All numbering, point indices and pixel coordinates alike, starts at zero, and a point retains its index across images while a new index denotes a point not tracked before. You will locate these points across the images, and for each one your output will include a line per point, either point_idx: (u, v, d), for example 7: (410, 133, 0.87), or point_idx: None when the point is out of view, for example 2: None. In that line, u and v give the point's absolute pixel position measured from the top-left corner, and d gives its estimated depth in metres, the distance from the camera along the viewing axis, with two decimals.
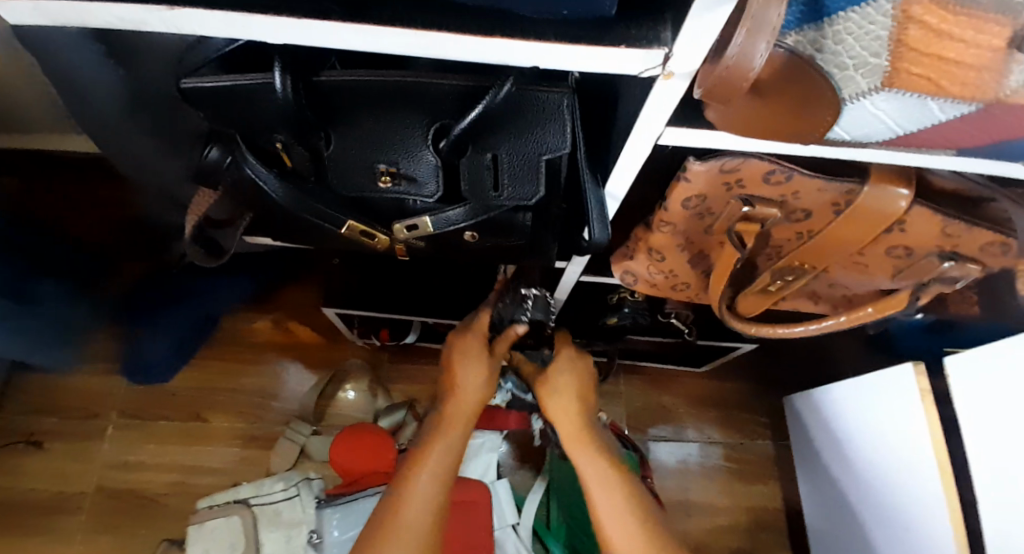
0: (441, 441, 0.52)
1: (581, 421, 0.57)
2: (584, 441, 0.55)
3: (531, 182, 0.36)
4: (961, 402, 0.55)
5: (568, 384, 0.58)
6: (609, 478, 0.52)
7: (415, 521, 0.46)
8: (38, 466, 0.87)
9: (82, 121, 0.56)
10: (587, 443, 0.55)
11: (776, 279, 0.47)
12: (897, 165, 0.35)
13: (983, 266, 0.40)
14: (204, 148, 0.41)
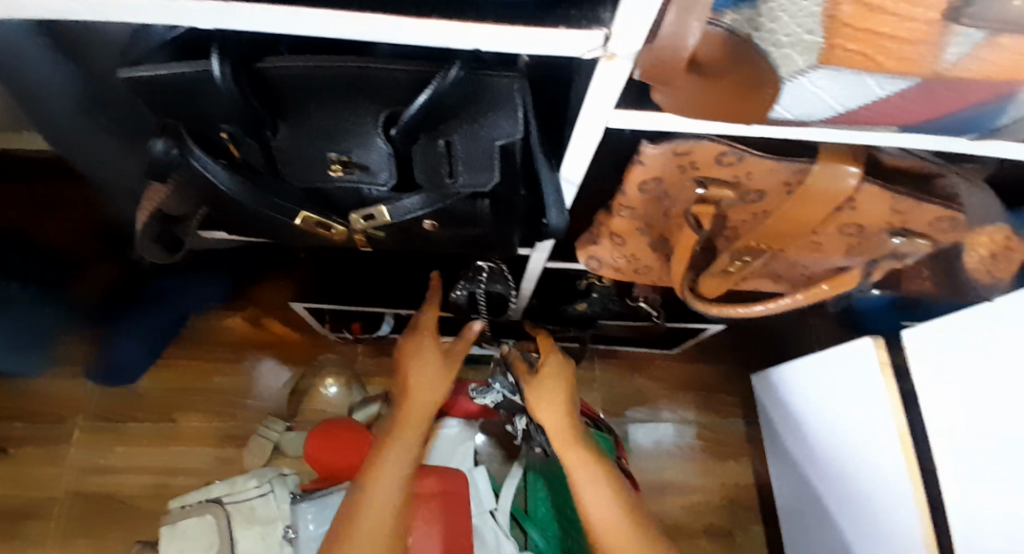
0: (400, 440, 0.52)
1: (569, 423, 0.57)
2: (572, 439, 0.55)
3: (486, 168, 0.35)
4: (919, 373, 0.56)
5: (555, 387, 0.59)
6: (596, 474, 0.52)
7: (376, 521, 0.46)
8: (3, 473, 0.84)
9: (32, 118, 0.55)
10: (574, 442, 0.55)
11: (735, 260, 0.48)
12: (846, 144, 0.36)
13: (932, 242, 0.41)
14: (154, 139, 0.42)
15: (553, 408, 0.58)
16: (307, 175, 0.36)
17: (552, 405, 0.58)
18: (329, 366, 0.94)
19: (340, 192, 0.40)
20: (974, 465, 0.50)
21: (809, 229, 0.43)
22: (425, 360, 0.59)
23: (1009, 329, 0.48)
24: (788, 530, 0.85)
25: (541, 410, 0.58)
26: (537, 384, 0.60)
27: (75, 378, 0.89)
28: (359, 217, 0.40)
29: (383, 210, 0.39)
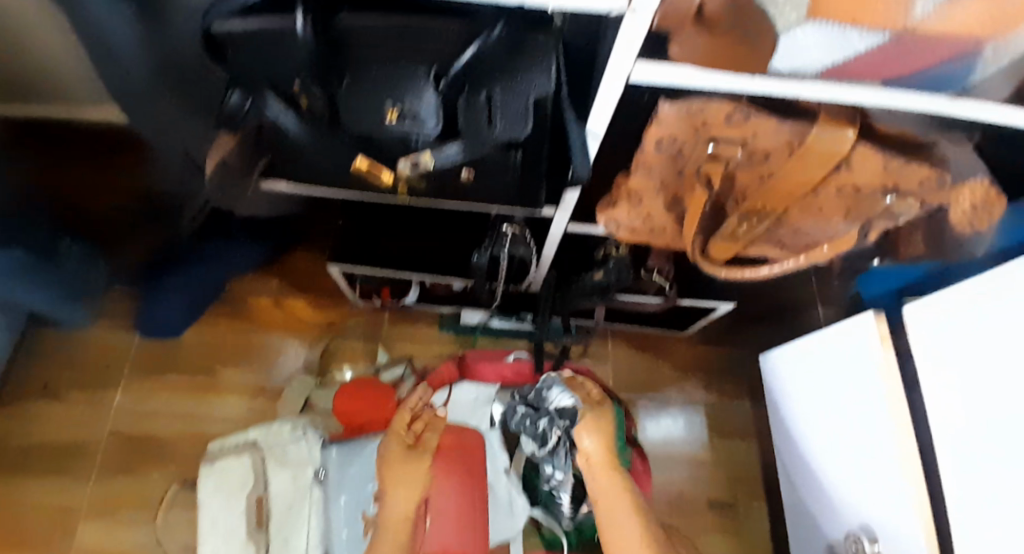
0: None
1: (618, 476, 0.57)
2: (623, 497, 0.56)
3: (522, 119, 0.40)
4: (919, 349, 0.63)
5: (606, 432, 0.60)
6: (646, 540, 0.53)
7: None
8: (57, 414, 0.92)
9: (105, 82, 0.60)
10: (627, 501, 0.56)
11: (743, 223, 0.52)
12: (843, 108, 0.40)
13: (923, 199, 0.45)
14: (227, 92, 0.47)
15: (598, 462, 0.58)
16: (365, 121, 0.42)
17: (598, 457, 0.58)
18: (355, 331, 1.00)
19: (389, 143, 0.45)
20: (971, 424, 0.56)
21: (809, 190, 0.47)
22: (403, 475, 0.60)
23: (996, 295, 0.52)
24: (787, 505, 0.88)
25: (585, 464, 0.59)
26: (592, 420, 0.60)
27: (122, 330, 0.96)
28: (407, 166, 0.45)
29: (427, 157, 0.44)
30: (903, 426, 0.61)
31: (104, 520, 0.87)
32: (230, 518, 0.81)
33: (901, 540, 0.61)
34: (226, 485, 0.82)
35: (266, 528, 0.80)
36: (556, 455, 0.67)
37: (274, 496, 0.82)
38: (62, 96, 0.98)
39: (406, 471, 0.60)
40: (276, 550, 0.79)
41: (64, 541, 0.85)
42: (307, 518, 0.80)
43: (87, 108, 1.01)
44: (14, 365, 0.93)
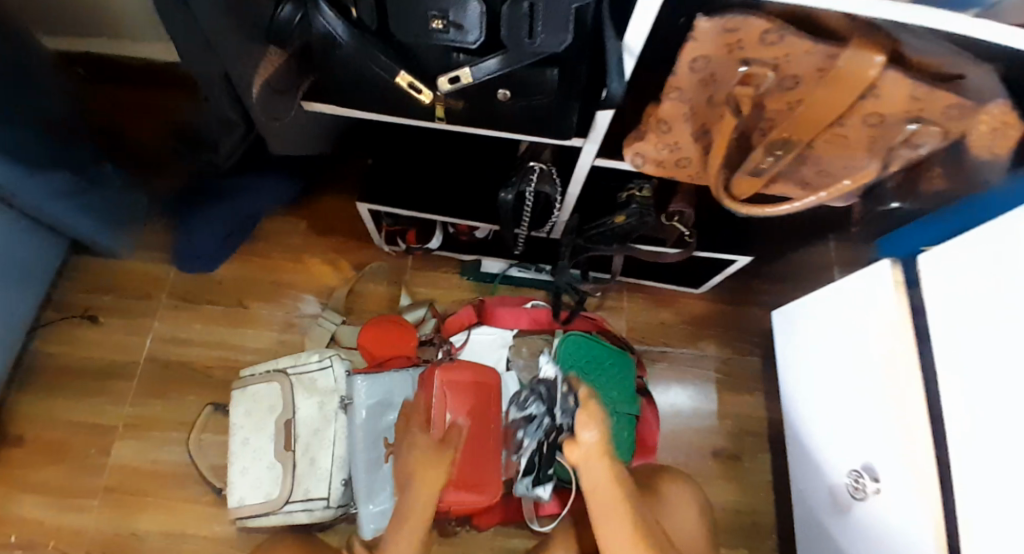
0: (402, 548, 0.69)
1: (611, 478, 0.66)
2: (612, 497, 0.64)
3: (562, 31, 0.42)
4: (930, 298, 0.65)
5: (599, 449, 0.67)
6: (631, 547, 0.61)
7: None
8: (97, 336, 0.96)
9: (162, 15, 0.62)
10: (616, 503, 0.64)
11: (768, 156, 0.53)
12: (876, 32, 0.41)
13: (945, 130, 0.46)
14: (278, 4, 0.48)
15: (594, 455, 0.67)
16: (412, 30, 0.43)
17: (593, 450, 0.68)
18: (379, 274, 1.03)
19: (431, 57, 0.47)
20: (986, 377, 0.55)
21: (835, 119, 0.48)
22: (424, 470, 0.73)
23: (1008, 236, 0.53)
24: (791, 455, 0.90)
25: (583, 454, 0.68)
26: (586, 418, 0.69)
27: (158, 263, 1.01)
28: (446, 80, 0.47)
29: (466, 71, 0.46)
30: (911, 371, 0.62)
31: (138, 437, 0.91)
32: (259, 439, 0.85)
33: (899, 478, 0.63)
34: (256, 408, 0.87)
35: (293, 450, 0.83)
36: (531, 423, 0.84)
37: (301, 420, 0.85)
38: (108, 34, 1.00)
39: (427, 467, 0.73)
40: (301, 470, 0.82)
41: (100, 457, 0.89)
42: (331, 441, 0.84)
43: (130, 47, 1.02)
44: (56, 290, 0.98)
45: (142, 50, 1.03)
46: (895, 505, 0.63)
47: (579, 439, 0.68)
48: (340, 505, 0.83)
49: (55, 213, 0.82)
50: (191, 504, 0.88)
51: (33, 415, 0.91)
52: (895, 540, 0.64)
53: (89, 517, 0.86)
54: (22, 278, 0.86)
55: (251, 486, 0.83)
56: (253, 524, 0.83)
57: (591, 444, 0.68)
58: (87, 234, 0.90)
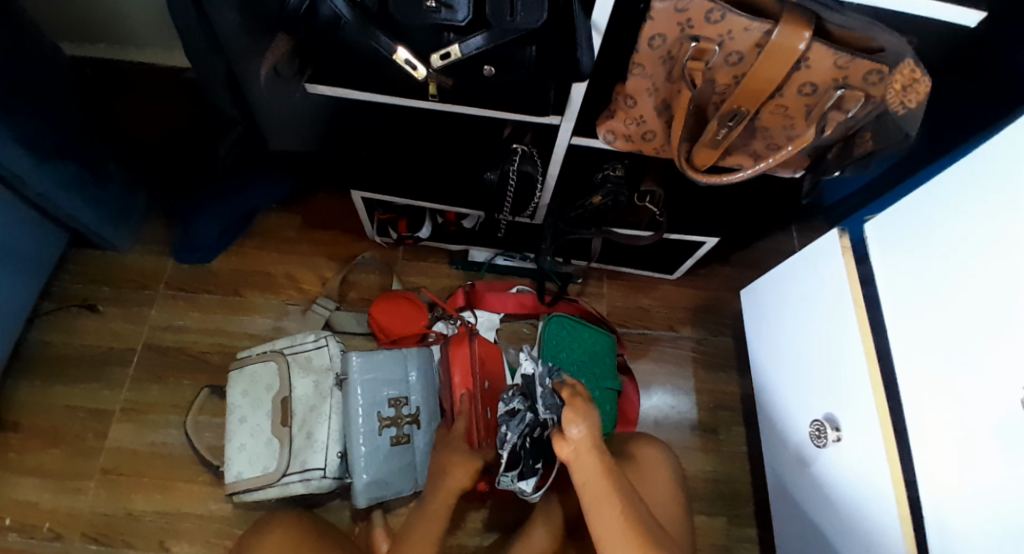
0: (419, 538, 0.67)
1: (602, 473, 0.60)
2: (608, 495, 0.58)
3: (538, 9, 0.49)
4: (881, 266, 0.72)
5: (588, 443, 0.62)
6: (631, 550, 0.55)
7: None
8: (95, 325, 0.99)
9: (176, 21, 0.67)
10: (611, 501, 0.58)
11: (723, 126, 0.60)
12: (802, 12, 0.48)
13: (867, 94, 0.54)
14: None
15: (584, 449, 0.62)
16: (409, 8, 0.50)
17: (584, 443, 0.62)
18: (370, 263, 1.08)
19: (423, 37, 0.53)
20: (943, 340, 0.60)
21: (775, 90, 0.56)
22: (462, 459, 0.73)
23: (939, 192, 0.61)
24: (761, 423, 0.96)
25: (572, 450, 0.62)
26: (574, 412, 0.64)
27: (156, 255, 1.04)
28: (438, 55, 0.52)
29: (456, 48, 0.51)
30: (865, 337, 0.68)
31: (135, 421, 0.93)
32: (257, 416, 0.88)
33: (860, 423, 0.67)
34: (252, 387, 0.90)
35: (290, 425, 0.87)
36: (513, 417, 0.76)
37: (297, 398, 0.88)
38: (136, 42, 1.08)
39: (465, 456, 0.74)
40: (298, 444, 0.86)
41: (96, 441, 0.91)
42: (327, 416, 0.87)
43: (131, 53, 1.10)
44: (55, 282, 1.01)
45: (168, 58, 1.11)
46: (856, 449, 0.68)
47: (566, 432, 0.63)
48: (336, 478, 0.86)
49: (64, 206, 0.85)
50: (188, 485, 0.90)
51: (27, 402, 0.93)
52: (853, 481, 0.68)
53: (86, 499, 0.88)
54: (25, 267, 0.89)
55: (249, 461, 0.86)
56: (250, 498, 0.86)
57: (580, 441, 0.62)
58: (90, 225, 0.92)
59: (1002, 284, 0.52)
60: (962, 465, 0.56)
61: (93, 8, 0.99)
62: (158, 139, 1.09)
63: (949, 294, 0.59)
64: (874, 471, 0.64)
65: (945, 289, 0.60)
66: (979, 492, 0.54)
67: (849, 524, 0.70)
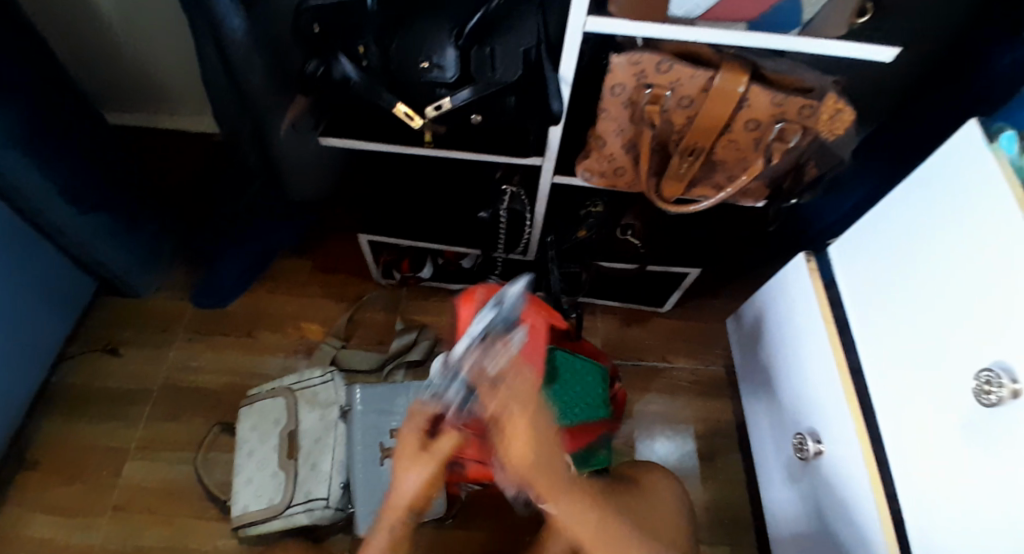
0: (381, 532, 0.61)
1: (537, 457, 0.55)
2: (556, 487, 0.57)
3: (515, 63, 0.59)
4: (843, 282, 0.76)
5: (522, 435, 0.54)
6: (583, 516, 0.58)
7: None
8: (116, 366, 1.05)
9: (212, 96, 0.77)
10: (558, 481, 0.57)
11: (684, 161, 0.68)
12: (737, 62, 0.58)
13: (805, 125, 0.62)
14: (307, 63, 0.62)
15: (518, 452, 0.55)
16: (407, 69, 0.60)
17: (516, 449, 0.54)
18: (375, 302, 1.14)
19: (420, 93, 0.62)
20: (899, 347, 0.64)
21: (725, 127, 0.64)
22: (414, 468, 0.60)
23: (885, 215, 0.67)
24: (753, 448, 0.98)
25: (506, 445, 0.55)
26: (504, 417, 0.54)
27: (176, 300, 1.12)
28: (432, 108, 0.61)
29: (448, 100, 0.60)
30: (836, 350, 0.72)
31: (149, 458, 0.97)
32: (264, 450, 0.92)
33: (838, 432, 0.70)
34: (261, 422, 0.94)
35: (296, 458, 0.90)
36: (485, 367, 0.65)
37: (303, 431, 0.92)
38: (175, 108, 1.21)
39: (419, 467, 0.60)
40: (303, 474, 0.89)
41: (111, 476, 0.95)
42: (332, 447, 0.91)
43: (165, 120, 1.24)
44: (83, 326, 1.08)
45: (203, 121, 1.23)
46: (836, 458, 0.70)
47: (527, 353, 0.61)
48: (338, 508, 0.88)
49: (97, 250, 0.94)
50: (196, 520, 0.93)
51: (47, 442, 0.97)
52: (837, 492, 0.70)
53: (98, 534, 0.91)
54: (59, 311, 0.96)
55: (256, 494, 0.89)
56: (255, 531, 0.88)
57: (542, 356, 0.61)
58: (120, 270, 1.00)
59: (941, 285, 0.58)
60: (921, 462, 0.59)
61: (141, 80, 1.12)
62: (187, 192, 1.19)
63: (900, 305, 0.64)
64: (853, 478, 0.66)
65: (899, 300, 0.64)
66: (934, 484, 0.57)
67: (833, 536, 0.71)
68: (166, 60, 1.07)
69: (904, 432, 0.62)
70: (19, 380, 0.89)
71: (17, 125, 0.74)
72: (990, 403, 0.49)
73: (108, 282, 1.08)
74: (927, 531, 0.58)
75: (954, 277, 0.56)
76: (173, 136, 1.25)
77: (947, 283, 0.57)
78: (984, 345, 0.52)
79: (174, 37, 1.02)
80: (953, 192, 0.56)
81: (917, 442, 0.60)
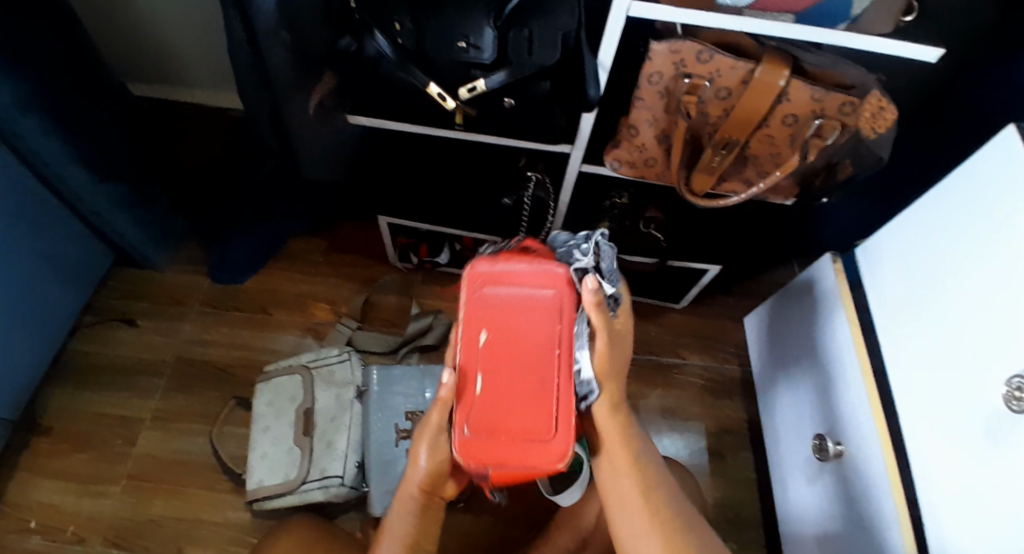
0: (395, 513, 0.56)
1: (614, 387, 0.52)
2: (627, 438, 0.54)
3: (553, 48, 0.58)
4: (869, 284, 0.76)
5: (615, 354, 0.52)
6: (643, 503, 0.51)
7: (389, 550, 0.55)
8: (131, 338, 1.06)
9: (240, 71, 0.76)
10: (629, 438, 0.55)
11: (717, 154, 0.67)
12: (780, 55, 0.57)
13: (844, 121, 0.61)
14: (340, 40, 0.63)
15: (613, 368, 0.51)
16: (441, 50, 0.59)
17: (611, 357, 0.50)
18: (391, 285, 1.14)
19: (454, 73, 0.61)
20: (925, 351, 0.63)
21: (762, 121, 0.63)
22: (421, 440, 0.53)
23: (918, 216, 0.66)
24: (768, 448, 0.98)
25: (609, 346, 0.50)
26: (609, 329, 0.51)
27: (193, 274, 1.12)
28: (466, 90, 0.61)
29: (481, 82, 0.60)
30: (861, 353, 0.72)
31: (162, 430, 0.98)
32: (279, 426, 0.92)
33: (859, 434, 0.70)
34: (277, 398, 0.94)
35: (311, 436, 0.91)
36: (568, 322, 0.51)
37: (318, 409, 0.92)
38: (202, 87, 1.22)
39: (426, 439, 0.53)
40: (318, 452, 0.89)
41: (124, 447, 0.96)
42: (346, 426, 0.91)
43: (187, 94, 1.23)
44: (98, 298, 1.09)
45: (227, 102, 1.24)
46: (857, 459, 0.71)
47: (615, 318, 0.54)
48: (353, 486, 0.88)
49: (113, 222, 0.94)
50: (207, 492, 0.94)
51: (61, 409, 0.98)
52: (855, 493, 0.70)
53: (110, 502, 0.92)
54: (76, 280, 0.97)
55: (270, 469, 0.89)
56: (269, 506, 0.89)
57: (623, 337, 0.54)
58: (136, 244, 1.01)
59: (970, 289, 0.57)
60: (939, 468, 0.59)
61: (166, 53, 1.12)
62: (206, 168, 1.19)
63: (928, 309, 0.63)
64: (874, 480, 0.66)
65: (928, 305, 0.63)
66: (954, 489, 0.57)
67: (849, 537, 0.71)
68: (192, 34, 1.06)
69: (925, 438, 0.62)
70: (35, 346, 0.90)
71: (43, 91, 0.74)
72: (1018, 409, 0.49)
73: (124, 255, 1.09)
74: (944, 536, 0.58)
75: (983, 284, 0.55)
76: (193, 112, 1.24)
77: (978, 288, 0.56)
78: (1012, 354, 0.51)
79: (202, 11, 1.01)
80: (986, 197, 0.55)
81: (939, 449, 0.60)
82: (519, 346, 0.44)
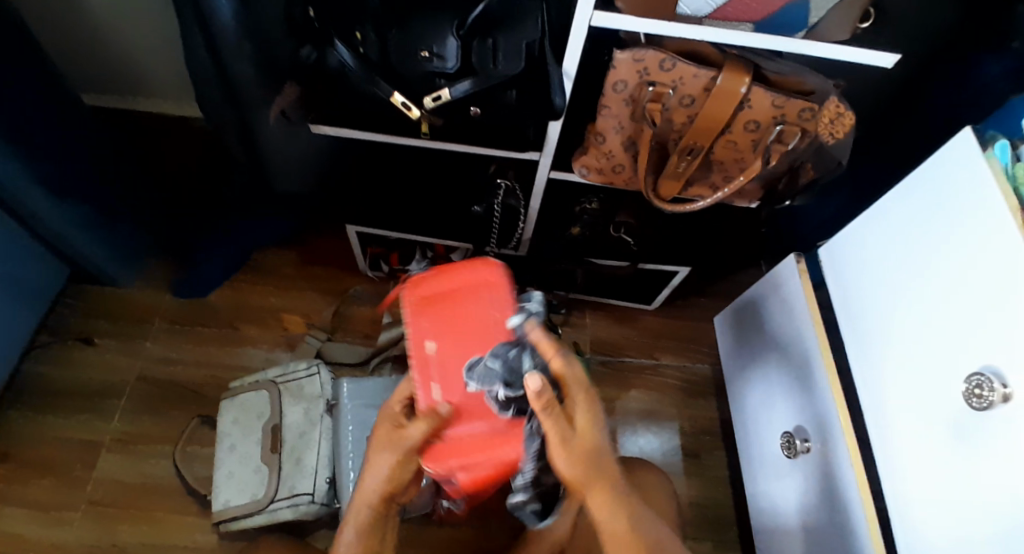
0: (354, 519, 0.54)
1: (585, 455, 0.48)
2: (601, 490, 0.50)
3: (517, 59, 0.58)
4: (832, 284, 0.78)
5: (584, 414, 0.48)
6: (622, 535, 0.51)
7: None
8: (88, 357, 1.01)
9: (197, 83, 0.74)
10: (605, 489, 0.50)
11: (684, 159, 0.68)
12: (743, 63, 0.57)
13: (803, 126, 0.62)
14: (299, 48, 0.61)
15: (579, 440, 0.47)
16: (405, 60, 0.59)
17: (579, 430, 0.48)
18: (362, 295, 1.12)
19: (419, 82, 0.61)
20: (886, 350, 0.65)
21: (725, 127, 0.64)
22: (384, 453, 0.52)
23: (875, 218, 0.69)
24: (740, 445, 1.00)
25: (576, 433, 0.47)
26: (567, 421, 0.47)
27: (154, 289, 1.08)
28: (430, 99, 0.59)
29: (446, 91, 0.58)
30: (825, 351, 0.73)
31: (124, 453, 0.94)
32: (247, 444, 0.90)
33: (825, 433, 0.72)
34: (245, 416, 0.92)
35: (279, 452, 0.88)
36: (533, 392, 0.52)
37: (288, 425, 0.90)
38: (174, 96, 1.17)
39: (389, 452, 0.52)
40: (287, 469, 0.87)
41: (84, 472, 0.92)
42: (317, 441, 0.88)
43: (139, 101, 1.19)
44: (51, 317, 1.04)
45: (195, 109, 1.20)
46: (822, 456, 0.72)
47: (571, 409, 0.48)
48: (324, 503, 0.86)
49: (66, 238, 0.90)
50: (174, 516, 0.90)
51: (14, 434, 0.93)
52: (823, 488, 0.72)
53: (69, 531, 0.87)
54: (29, 300, 0.92)
55: (238, 488, 0.87)
56: (237, 526, 0.86)
57: (582, 424, 0.48)
58: (91, 260, 0.97)
59: (929, 288, 0.59)
60: (904, 463, 0.61)
61: (117, 60, 1.08)
62: (165, 179, 1.15)
63: (889, 309, 0.65)
64: (840, 475, 0.67)
65: (888, 304, 0.65)
66: (917, 480, 0.59)
67: (819, 531, 0.73)
68: (144, 39, 1.02)
69: (890, 433, 0.64)
70: None
71: None
72: (980, 406, 0.49)
73: (79, 271, 1.04)
74: (913, 530, 0.59)
75: (941, 283, 0.57)
76: (151, 120, 1.20)
77: (934, 287, 0.58)
78: (972, 353, 0.52)
79: (155, 17, 0.97)
80: (941, 200, 0.57)
81: (905, 446, 0.61)
82: (474, 342, 0.55)
